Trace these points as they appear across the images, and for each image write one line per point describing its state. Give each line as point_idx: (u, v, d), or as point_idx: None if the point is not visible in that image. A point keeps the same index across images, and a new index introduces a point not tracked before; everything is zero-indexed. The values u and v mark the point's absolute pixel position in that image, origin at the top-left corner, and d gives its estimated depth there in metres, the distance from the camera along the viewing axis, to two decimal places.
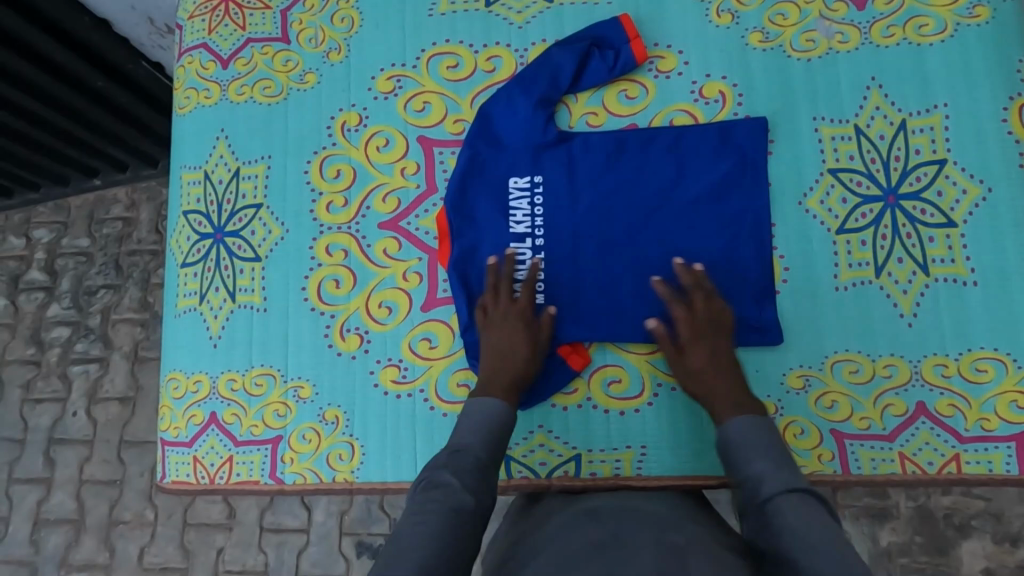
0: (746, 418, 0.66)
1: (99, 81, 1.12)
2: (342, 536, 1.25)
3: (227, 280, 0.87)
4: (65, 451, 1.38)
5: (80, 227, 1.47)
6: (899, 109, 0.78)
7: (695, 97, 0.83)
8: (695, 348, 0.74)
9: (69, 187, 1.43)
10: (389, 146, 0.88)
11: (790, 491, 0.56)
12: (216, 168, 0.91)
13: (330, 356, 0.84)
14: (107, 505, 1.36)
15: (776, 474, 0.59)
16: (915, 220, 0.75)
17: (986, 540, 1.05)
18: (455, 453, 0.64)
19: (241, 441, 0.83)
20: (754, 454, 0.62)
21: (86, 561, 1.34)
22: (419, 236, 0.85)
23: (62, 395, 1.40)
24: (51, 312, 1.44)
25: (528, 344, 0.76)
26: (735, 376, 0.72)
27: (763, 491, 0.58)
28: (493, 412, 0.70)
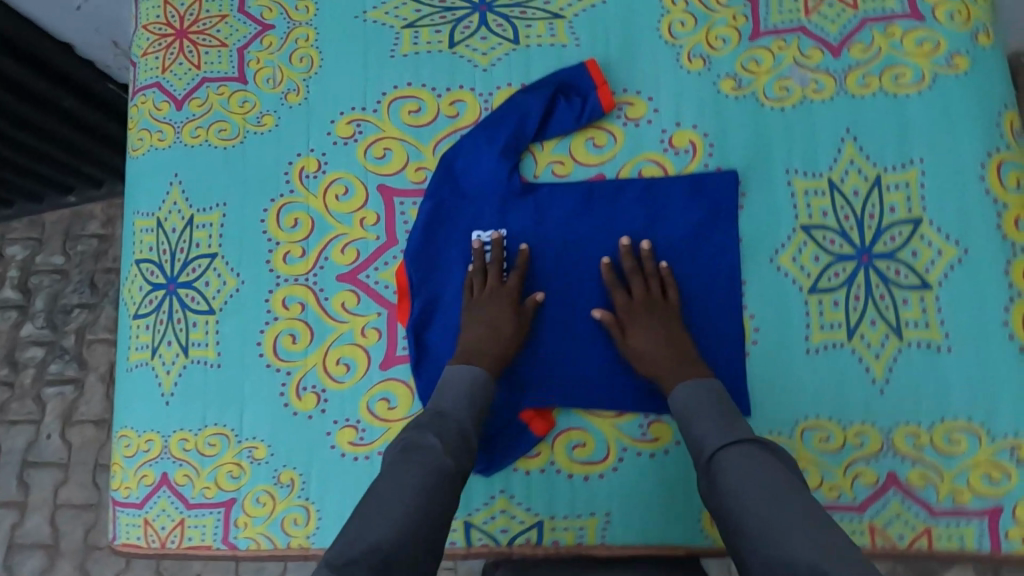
0: (691, 389, 0.69)
1: (68, 100, 1.09)
2: None
3: (180, 334, 0.84)
4: (40, 474, 1.36)
5: (54, 245, 1.44)
6: (874, 164, 0.75)
7: (664, 147, 0.80)
8: (645, 328, 0.74)
9: (44, 205, 1.39)
10: (348, 194, 0.84)
11: (732, 448, 0.63)
12: (169, 215, 0.87)
13: (286, 415, 0.81)
14: (83, 529, 1.34)
15: (720, 430, 0.65)
16: (890, 281, 0.73)
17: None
18: (437, 416, 0.69)
19: (192, 503, 0.80)
20: (695, 415, 0.67)
21: None
22: (379, 290, 0.82)
23: (36, 418, 1.37)
24: (25, 332, 1.41)
25: (514, 326, 0.77)
26: (682, 350, 0.73)
27: (709, 450, 0.64)
28: (474, 377, 0.73)
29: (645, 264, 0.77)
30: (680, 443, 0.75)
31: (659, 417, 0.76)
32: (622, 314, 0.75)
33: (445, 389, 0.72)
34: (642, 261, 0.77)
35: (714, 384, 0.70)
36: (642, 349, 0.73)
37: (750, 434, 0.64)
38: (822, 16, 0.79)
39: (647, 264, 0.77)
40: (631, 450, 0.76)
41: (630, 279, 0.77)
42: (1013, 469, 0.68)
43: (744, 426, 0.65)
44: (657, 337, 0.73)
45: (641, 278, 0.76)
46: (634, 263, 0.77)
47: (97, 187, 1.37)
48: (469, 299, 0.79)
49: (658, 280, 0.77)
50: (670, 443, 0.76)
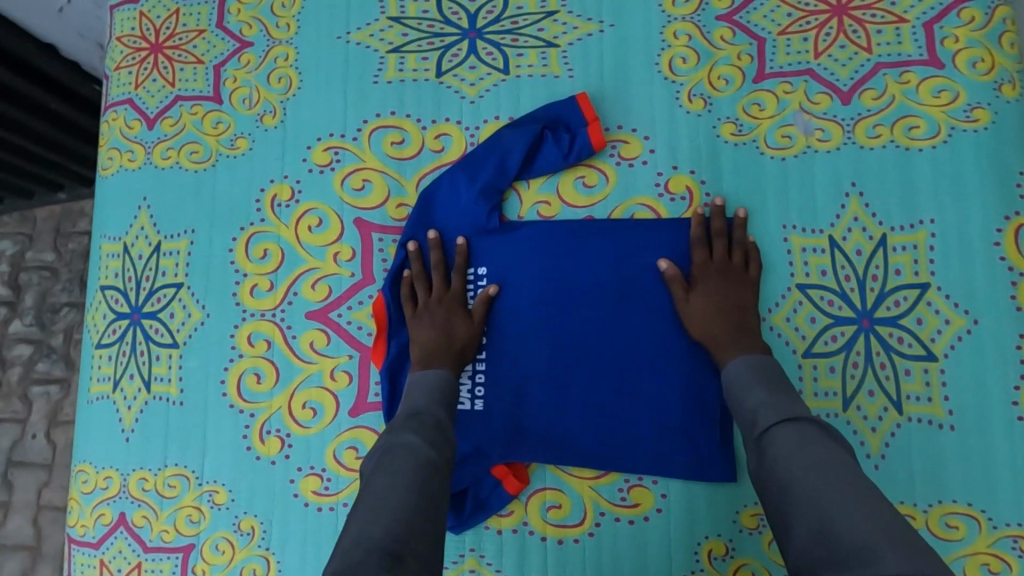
0: (747, 360, 0.64)
1: (54, 103, 1.04)
2: None
3: (143, 367, 0.80)
4: (23, 475, 1.35)
5: (45, 241, 1.42)
6: (880, 223, 0.70)
7: (659, 192, 0.75)
8: (712, 288, 0.70)
9: (34, 200, 1.37)
10: (322, 226, 0.80)
11: (784, 422, 0.56)
12: (136, 241, 0.83)
13: (248, 459, 0.77)
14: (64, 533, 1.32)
15: (769, 405, 0.58)
16: (891, 349, 0.68)
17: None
18: (413, 415, 0.63)
19: (150, 547, 0.77)
20: (744, 390, 0.62)
21: None
22: (351, 330, 0.78)
23: (21, 417, 1.35)
24: (13, 328, 1.38)
25: (469, 327, 0.75)
26: (748, 323, 0.69)
27: (761, 424, 0.57)
28: (438, 380, 0.69)
29: (734, 232, 0.71)
30: (662, 510, 0.71)
31: (640, 481, 0.72)
32: (695, 271, 0.71)
33: (410, 393, 0.68)
34: (733, 228, 0.72)
35: (772, 362, 0.65)
36: (704, 308, 0.69)
37: (801, 409, 0.57)
38: (833, 58, 0.73)
39: (738, 232, 0.71)
40: (609, 515, 0.72)
41: (713, 241, 0.72)
42: (1015, 561, 0.63)
43: (797, 402, 0.59)
44: (726, 301, 0.69)
45: (724, 242, 0.71)
46: (724, 226, 0.72)
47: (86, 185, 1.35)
48: (413, 310, 0.76)
49: (743, 250, 0.71)
50: (651, 509, 0.71)
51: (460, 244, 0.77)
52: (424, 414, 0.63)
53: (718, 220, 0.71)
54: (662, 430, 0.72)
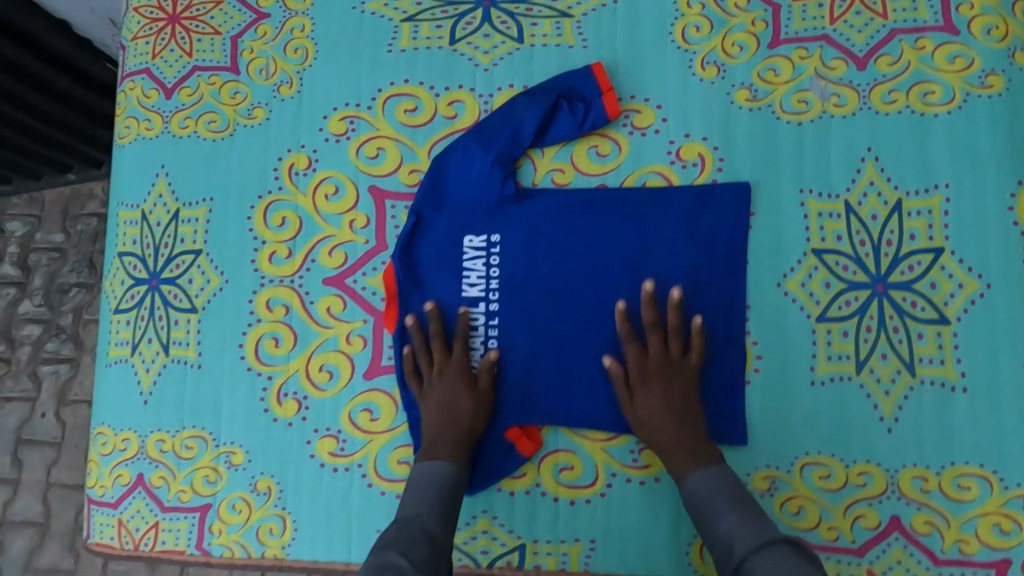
0: (710, 476, 0.65)
1: (62, 81, 1.05)
2: None
3: (161, 332, 0.81)
4: (32, 454, 1.38)
5: (54, 222, 1.44)
6: (895, 188, 0.70)
7: (671, 159, 0.75)
8: (647, 396, 0.69)
9: (42, 181, 1.39)
10: (338, 194, 0.80)
11: (762, 549, 0.57)
12: (154, 208, 0.84)
13: (265, 421, 0.78)
14: (72, 511, 1.36)
15: (745, 532, 0.60)
16: (904, 313, 0.68)
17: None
18: (401, 527, 0.63)
19: (167, 507, 0.78)
20: (716, 508, 0.62)
21: (50, 566, 1.34)
22: (365, 296, 0.78)
23: (31, 396, 1.38)
24: (23, 309, 1.41)
25: (472, 403, 0.73)
26: (690, 417, 0.69)
27: (738, 553, 0.58)
28: (440, 475, 0.69)
29: (669, 320, 0.71)
30: None
31: None
32: (634, 373, 0.71)
33: (405, 496, 0.68)
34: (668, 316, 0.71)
35: (731, 473, 0.66)
36: (649, 424, 0.69)
37: (776, 533, 0.59)
38: (848, 25, 0.74)
39: (672, 321, 0.71)
40: (621, 476, 0.72)
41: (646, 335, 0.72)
42: None
43: (769, 526, 0.60)
44: (668, 405, 0.69)
45: (660, 335, 0.71)
46: (655, 316, 0.71)
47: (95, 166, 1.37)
48: (416, 387, 0.75)
49: (680, 338, 0.71)
50: (662, 471, 0.72)
51: (432, 310, 0.76)
52: (416, 524, 0.64)
53: (650, 311, 0.71)
54: None
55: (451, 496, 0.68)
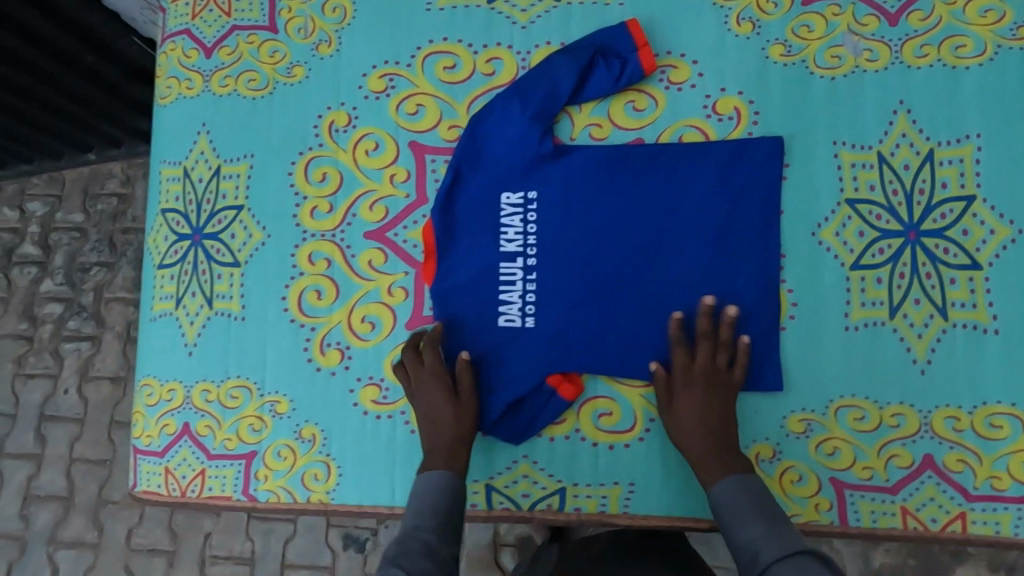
0: (732, 484, 0.65)
1: (89, 56, 1.09)
2: (330, 526, 1.33)
3: (205, 286, 0.83)
4: (56, 429, 1.42)
5: (74, 202, 1.48)
6: (927, 138, 0.72)
7: (707, 113, 0.77)
8: (692, 405, 0.70)
9: (63, 162, 1.42)
10: (379, 150, 0.82)
11: (787, 556, 0.58)
12: (196, 165, 0.86)
13: (309, 370, 0.80)
14: (96, 485, 1.41)
15: (769, 541, 0.60)
16: (937, 260, 0.70)
17: (983, 567, 1.06)
18: (403, 540, 0.65)
19: (213, 455, 0.80)
20: (739, 517, 0.63)
21: (75, 537, 1.40)
22: (406, 248, 0.80)
23: (54, 372, 1.43)
24: (44, 288, 1.46)
25: (454, 410, 0.73)
26: (728, 431, 0.69)
27: (763, 564, 0.59)
28: (438, 485, 0.70)
29: (720, 332, 0.72)
30: None
31: None
32: (678, 378, 0.71)
33: (409, 509, 0.69)
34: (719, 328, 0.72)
35: (757, 480, 0.66)
36: (687, 432, 0.69)
37: (799, 541, 0.60)
38: None
39: (723, 333, 0.72)
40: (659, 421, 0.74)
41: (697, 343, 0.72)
42: None
43: (793, 533, 0.61)
44: (710, 414, 0.69)
45: (709, 344, 0.71)
46: (709, 326, 0.72)
47: (116, 147, 1.39)
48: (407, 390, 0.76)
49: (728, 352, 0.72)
50: None
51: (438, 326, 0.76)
52: (414, 536, 0.65)
53: (703, 320, 0.72)
54: None
55: (450, 504, 0.69)
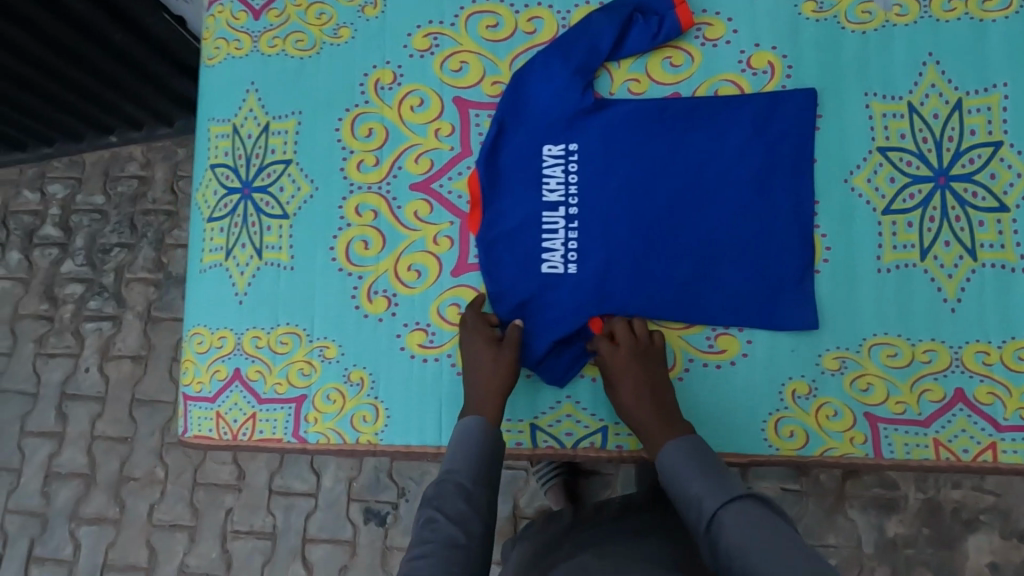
0: (677, 448, 0.67)
1: (116, 33, 1.11)
2: (350, 501, 1.31)
3: (255, 237, 0.86)
4: (78, 407, 1.42)
5: (95, 183, 1.49)
6: (955, 88, 0.75)
7: (742, 67, 0.80)
8: (630, 377, 0.73)
9: (84, 143, 1.44)
10: (424, 105, 0.85)
11: (727, 503, 0.60)
12: (245, 122, 0.89)
13: (357, 317, 0.83)
14: (118, 461, 1.40)
15: (710, 491, 0.62)
16: (966, 203, 0.74)
17: (993, 535, 1.10)
18: (440, 481, 0.68)
19: (264, 399, 0.83)
20: (684, 474, 0.65)
21: (97, 514, 1.38)
22: (451, 199, 0.83)
23: (75, 351, 1.43)
24: (65, 269, 1.46)
25: (491, 360, 0.76)
26: (665, 400, 0.72)
27: (709, 512, 0.60)
28: (472, 432, 0.72)
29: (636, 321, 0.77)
30: (748, 355, 0.76)
31: (727, 330, 0.77)
32: (613, 366, 0.74)
33: (450, 451, 0.72)
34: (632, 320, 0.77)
35: (701, 442, 0.68)
36: (628, 406, 0.72)
37: (736, 486, 0.62)
38: None
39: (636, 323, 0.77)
40: (698, 361, 0.77)
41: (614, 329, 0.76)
42: None
43: (730, 480, 0.63)
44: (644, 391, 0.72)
45: (626, 328, 0.76)
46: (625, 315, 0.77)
47: (137, 129, 1.41)
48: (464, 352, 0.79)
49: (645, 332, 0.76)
50: (738, 355, 0.76)
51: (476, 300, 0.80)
52: (448, 480, 0.68)
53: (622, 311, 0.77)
54: (746, 288, 0.76)
55: (487, 451, 0.71)
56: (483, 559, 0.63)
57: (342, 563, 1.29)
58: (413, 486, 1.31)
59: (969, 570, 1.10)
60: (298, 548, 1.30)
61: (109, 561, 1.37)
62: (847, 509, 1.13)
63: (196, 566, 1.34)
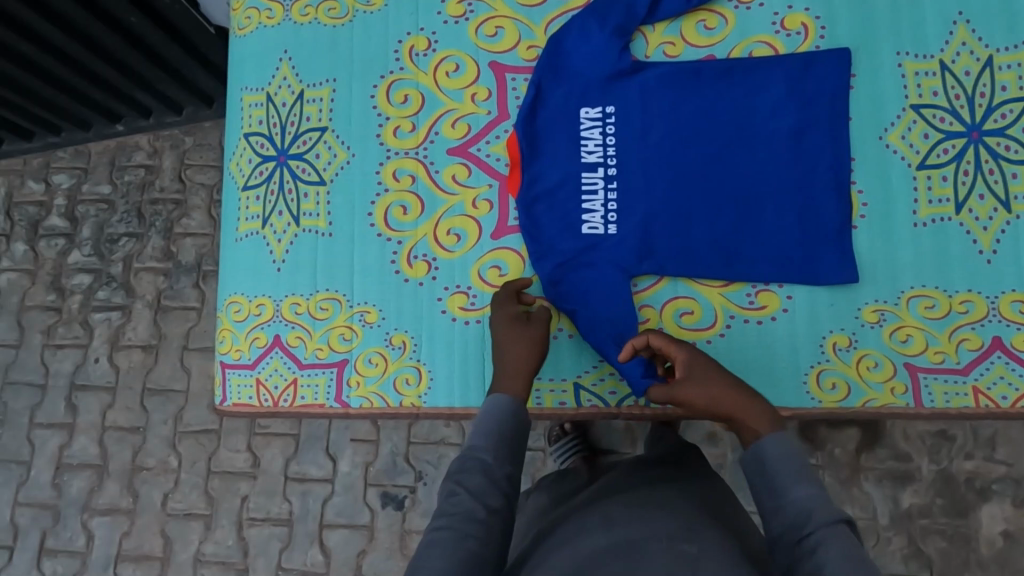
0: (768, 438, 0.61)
1: (132, 17, 1.09)
2: (366, 486, 1.28)
3: (291, 205, 0.86)
4: (88, 397, 1.39)
5: (101, 173, 1.47)
6: (986, 45, 0.78)
7: (776, 29, 0.81)
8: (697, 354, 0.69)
9: (90, 132, 1.42)
10: (459, 71, 0.85)
11: (834, 521, 0.54)
12: (279, 90, 0.89)
13: (396, 281, 0.83)
14: (130, 451, 1.37)
15: (819, 503, 0.55)
16: (999, 156, 0.76)
17: (1005, 504, 1.11)
18: (461, 459, 0.63)
19: (305, 364, 0.83)
20: (783, 474, 0.58)
21: (109, 505, 1.35)
22: (489, 162, 0.84)
23: (84, 342, 1.40)
24: (71, 259, 1.44)
25: (519, 338, 0.74)
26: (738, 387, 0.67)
27: (808, 528, 0.54)
28: (499, 407, 0.68)
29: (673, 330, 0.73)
30: (788, 310, 0.77)
31: (767, 287, 0.78)
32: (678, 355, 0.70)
33: (475, 426, 0.67)
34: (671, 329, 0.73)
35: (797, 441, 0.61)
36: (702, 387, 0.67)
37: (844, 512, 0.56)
38: None
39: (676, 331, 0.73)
40: (739, 318, 0.78)
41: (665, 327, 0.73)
42: None
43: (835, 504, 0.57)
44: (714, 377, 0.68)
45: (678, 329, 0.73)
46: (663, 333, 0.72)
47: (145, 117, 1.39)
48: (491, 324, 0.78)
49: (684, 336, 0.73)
50: (778, 311, 0.77)
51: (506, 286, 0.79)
52: (471, 457, 0.63)
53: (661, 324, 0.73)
54: (786, 245, 0.77)
55: (510, 426, 0.67)
56: (503, 534, 0.60)
57: (360, 548, 1.26)
58: (430, 470, 1.26)
59: (983, 538, 1.11)
60: (316, 534, 1.28)
61: (123, 551, 1.33)
62: (862, 481, 1.14)
63: (213, 554, 1.30)
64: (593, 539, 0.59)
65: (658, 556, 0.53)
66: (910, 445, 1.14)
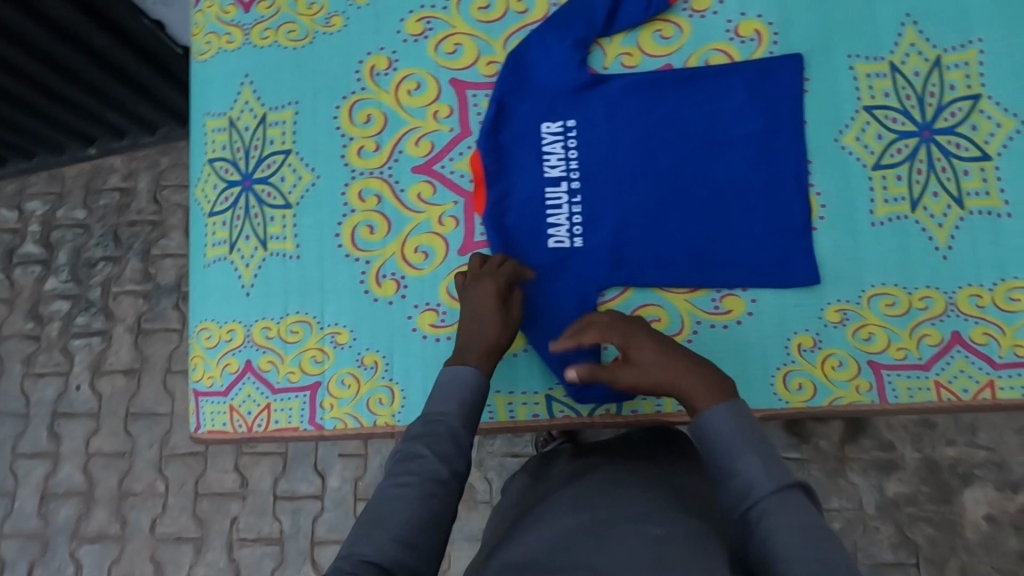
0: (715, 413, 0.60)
1: (100, 40, 1.08)
2: (357, 501, 1.28)
3: (258, 229, 0.86)
4: (71, 425, 1.37)
5: (75, 198, 1.46)
6: (933, 46, 0.79)
7: (730, 36, 0.82)
8: (642, 338, 0.68)
9: (63, 156, 1.41)
10: (421, 89, 0.86)
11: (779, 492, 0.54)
12: (241, 114, 0.89)
13: (367, 302, 0.83)
14: (117, 477, 1.35)
15: (763, 476, 0.55)
16: (950, 154, 0.77)
17: (988, 488, 1.13)
18: (431, 422, 0.63)
19: (278, 388, 0.83)
20: (726, 451, 0.58)
21: (98, 532, 1.33)
22: (454, 179, 0.84)
23: (65, 369, 1.39)
24: (49, 286, 1.42)
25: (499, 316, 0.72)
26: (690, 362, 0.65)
27: (751, 503, 0.55)
28: (469, 380, 0.67)
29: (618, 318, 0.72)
30: (754, 313, 0.78)
31: (732, 291, 0.79)
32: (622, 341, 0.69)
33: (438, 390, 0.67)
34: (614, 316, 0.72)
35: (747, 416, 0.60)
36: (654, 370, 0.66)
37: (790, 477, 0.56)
38: None
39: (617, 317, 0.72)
40: (706, 323, 0.79)
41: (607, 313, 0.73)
42: None
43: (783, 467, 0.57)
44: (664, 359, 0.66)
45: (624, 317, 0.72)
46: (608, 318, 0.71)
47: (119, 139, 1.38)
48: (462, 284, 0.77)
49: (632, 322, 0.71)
50: (743, 314, 0.78)
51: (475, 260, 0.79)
52: (441, 421, 0.63)
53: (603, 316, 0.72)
54: (751, 249, 0.78)
55: (480, 398, 0.67)
56: None
57: None
58: None
59: (968, 523, 1.13)
60: (308, 551, 1.27)
61: None
62: (848, 473, 1.16)
63: None
64: (565, 519, 0.60)
65: (631, 541, 0.54)
66: (893, 435, 1.16)
